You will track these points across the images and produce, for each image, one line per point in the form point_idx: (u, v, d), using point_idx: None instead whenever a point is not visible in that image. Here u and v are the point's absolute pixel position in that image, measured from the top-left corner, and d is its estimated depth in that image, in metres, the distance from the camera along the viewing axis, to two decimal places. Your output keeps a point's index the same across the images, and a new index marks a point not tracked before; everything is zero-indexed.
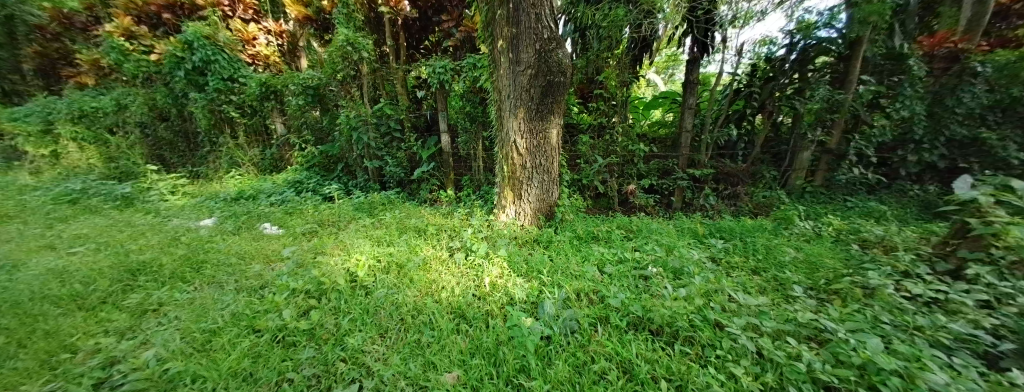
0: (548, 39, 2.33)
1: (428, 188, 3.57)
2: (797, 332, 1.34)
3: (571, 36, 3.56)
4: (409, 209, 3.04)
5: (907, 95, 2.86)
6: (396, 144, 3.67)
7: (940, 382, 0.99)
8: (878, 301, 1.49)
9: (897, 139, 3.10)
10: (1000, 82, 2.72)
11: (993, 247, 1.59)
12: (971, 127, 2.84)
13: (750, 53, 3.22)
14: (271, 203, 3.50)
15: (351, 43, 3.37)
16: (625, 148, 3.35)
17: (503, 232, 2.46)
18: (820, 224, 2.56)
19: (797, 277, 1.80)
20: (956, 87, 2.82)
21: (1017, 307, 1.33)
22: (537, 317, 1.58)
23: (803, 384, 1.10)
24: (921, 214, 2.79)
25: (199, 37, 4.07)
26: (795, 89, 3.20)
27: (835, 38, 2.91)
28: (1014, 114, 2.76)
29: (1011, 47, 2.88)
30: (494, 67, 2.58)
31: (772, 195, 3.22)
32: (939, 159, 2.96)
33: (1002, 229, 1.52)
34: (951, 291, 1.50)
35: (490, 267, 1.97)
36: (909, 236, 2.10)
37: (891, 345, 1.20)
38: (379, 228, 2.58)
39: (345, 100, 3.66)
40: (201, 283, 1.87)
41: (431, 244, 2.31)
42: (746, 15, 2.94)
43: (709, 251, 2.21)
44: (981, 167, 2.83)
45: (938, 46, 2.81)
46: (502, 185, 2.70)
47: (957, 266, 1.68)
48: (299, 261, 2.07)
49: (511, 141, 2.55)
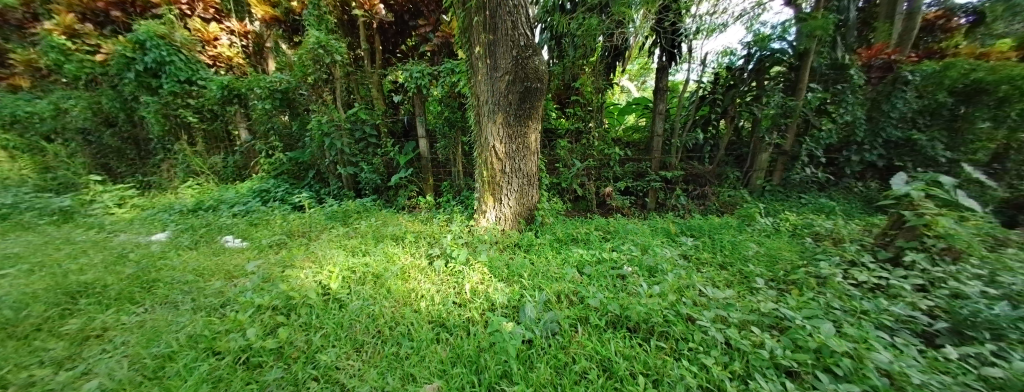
0: (524, 46, 2.34)
1: (406, 194, 3.48)
2: (761, 321, 1.44)
3: (547, 44, 3.62)
4: (385, 217, 2.94)
5: (849, 101, 3.19)
6: (372, 150, 3.54)
7: (885, 361, 1.11)
8: (830, 289, 1.64)
9: (843, 141, 3.44)
10: (928, 89, 3.11)
11: (925, 236, 1.82)
12: (904, 129, 3.24)
13: (713, 63, 3.44)
14: (234, 214, 3.25)
15: (323, 46, 3.19)
16: (601, 152, 3.47)
17: (484, 237, 2.45)
18: (779, 220, 2.77)
19: (759, 270, 1.93)
20: (890, 94, 3.19)
21: (945, 290, 1.51)
22: (518, 321, 1.58)
23: (767, 369, 1.19)
24: (865, 209, 3.11)
25: (152, 36, 3.75)
26: (754, 96, 3.43)
27: (787, 50, 3.16)
28: (938, 118, 3.16)
29: (933, 57, 3.31)
30: (472, 73, 2.58)
31: (737, 194, 3.42)
32: (878, 159, 3.33)
33: (934, 220, 1.74)
34: (891, 277, 1.68)
35: (471, 273, 1.95)
36: (853, 229, 2.34)
37: (842, 329, 1.32)
38: (352, 237, 2.47)
39: (317, 104, 3.50)
40: (153, 304, 1.69)
41: (409, 252, 2.25)
42: (709, 27, 3.15)
43: (680, 248, 2.32)
44: (913, 166, 3.21)
45: (874, 57, 3.25)
46: (481, 190, 2.71)
47: (896, 254, 1.89)
48: (266, 274, 1.93)
49: (490, 145, 2.56)
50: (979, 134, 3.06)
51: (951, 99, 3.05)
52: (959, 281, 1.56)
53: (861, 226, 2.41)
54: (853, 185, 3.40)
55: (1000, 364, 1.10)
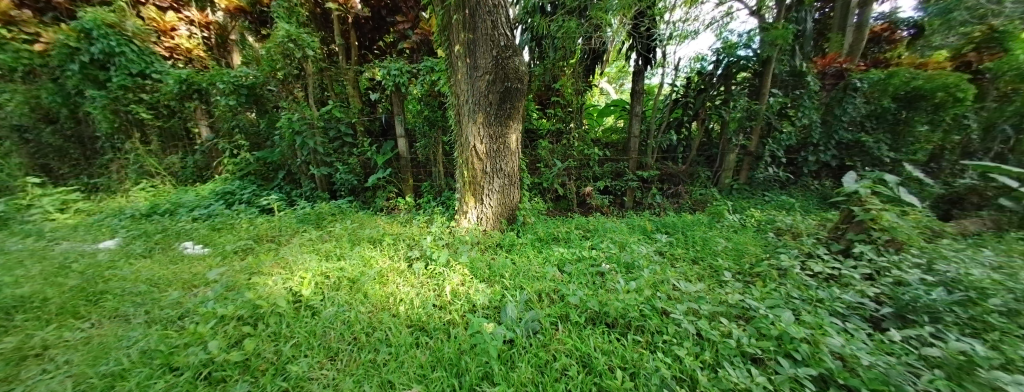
0: (504, 47, 2.34)
1: (384, 195, 3.38)
2: (728, 312, 1.53)
3: (527, 45, 3.59)
4: (362, 219, 2.83)
5: (806, 106, 3.46)
6: (347, 149, 3.41)
7: (837, 345, 1.22)
8: (789, 280, 1.78)
9: (801, 142, 3.73)
10: (875, 95, 3.45)
11: (871, 229, 2.03)
12: (854, 132, 3.61)
13: (687, 68, 3.57)
14: (193, 218, 3.00)
15: (293, 39, 3.03)
16: (581, 152, 3.55)
17: (465, 238, 2.42)
18: (745, 216, 2.95)
19: (727, 264, 2.05)
20: (842, 99, 3.51)
21: (887, 279, 1.68)
22: (499, 322, 1.58)
23: (734, 357, 1.27)
24: (821, 205, 3.39)
25: (99, 25, 3.41)
26: (721, 100, 3.66)
27: (751, 57, 3.38)
28: (884, 122, 3.56)
29: (879, 67, 3.67)
30: (451, 72, 2.55)
31: (707, 193, 3.61)
32: (832, 158, 3.68)
33: (879, 214, 1.96)
34: (843, 268, 1.84)
35: (451, 274, 1.93)
36: (810, 224, 2.54)
37: (800, 316, 1.44)
38: (325, 242, 2.37)
39: (286, 101, 3.32)
40: (101, 318, 1.53)
41: (387, 255, 2.18)
42: (681, 33, 3.27)
43: (655, 245, 2.41)
44: (862, 165, 3.59)
45: (827, 65, 3.49)
46: (462, 191, 2.69)
47: (846, 246, 2.08)
48: (230, 281, 1.80)
49: (470, 145, 2.54)
50: (918, 136, 3.47)
51: (893, 105, 3.44)
52: (899, 269, 1.75)
53: (817, 221, 2.62)
54: (810, 183, 3.70)
55: (934, 342, 1.25)
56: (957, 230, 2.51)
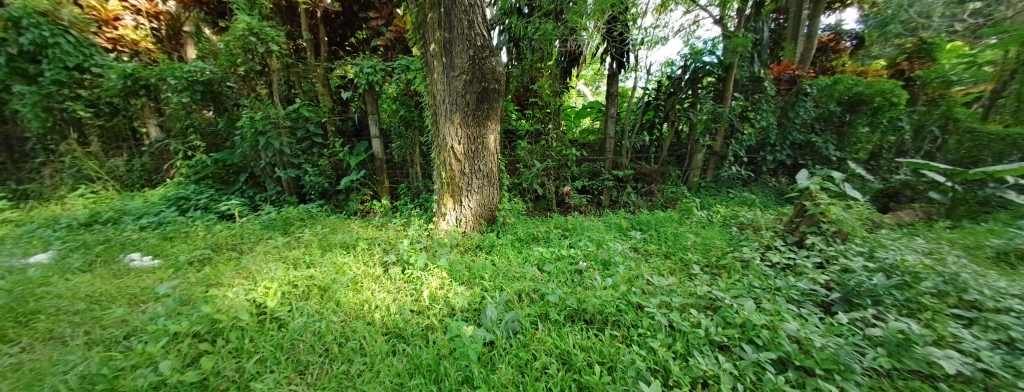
0: (481, 47, 2.33)
1: (358, 198, 3.25)
2: (698, 303, 1.62)
3: (505, 46, 3.62)
4: (333, 224, 2.70)
5: (764, 109, 3.74)
6: (316, 150, 3.24)
7: (793, 329, 1.34)
8: (751, 270, 1.92)
9: (760, 143, 4.02)
10: (823, 100, 3.82)
11: (821, 222, 2.23)
12: (806, 133, 3.98)
13: (658, 72, 3.74)
14: (140, 227, 2.69)
15: (255, 33, 2.84)
16: (559, 153, 3.60)
17: (444, 240, 2.38)
18: (712, 212, 3.13)
19: (696, 257, 2.17)
20: (795, 103, 3.85)
21: (834, 268, 1.86)
22: (478, 324, 1.56)
23: (703, 345, 1.35)
24: (779, 200, 3.67)
25: (31, 13, 3.02)
26: (689, 103, 3.82)
27: (715, 64, 3.58)
28: (830, 124, 3.96)
29: (826, 74, 4.04)
30: (427, 71, 2.51)
31: (678, 191, 3.79)
32: (787, 158, 3.99)
33: (827, 208, 2.17)
34: (797, 257, 2.02)
35: (429, 279, 1.89)
36: (768, 218, 2.75)
37: (761, 304, 1.56)
38: (292, 249, 2.23)
39: (248, 99, 3.10)
40: (30, 342, 1.34)
41: (361, 261, 2.09)
42: (653, 39, 3.43)
43: (630, 242, 2.50)
44: (813, 164, 3.97)
45: (782, 72, 3.86)
46: (440, 192, 2.65)
47: (800, 238, 2.27)
48: (184, 295, 1.64)
49: (448, 146, 2.51)
50: (860, 137, 3.93)
51: (838, 109, 3.85)
52: (844, 258, 1.94)
53: (774, 215, 2.84)
54: (768, 180, 4.00)
55: (877, 323, 1.43)
56: (892, 221, 2.84)
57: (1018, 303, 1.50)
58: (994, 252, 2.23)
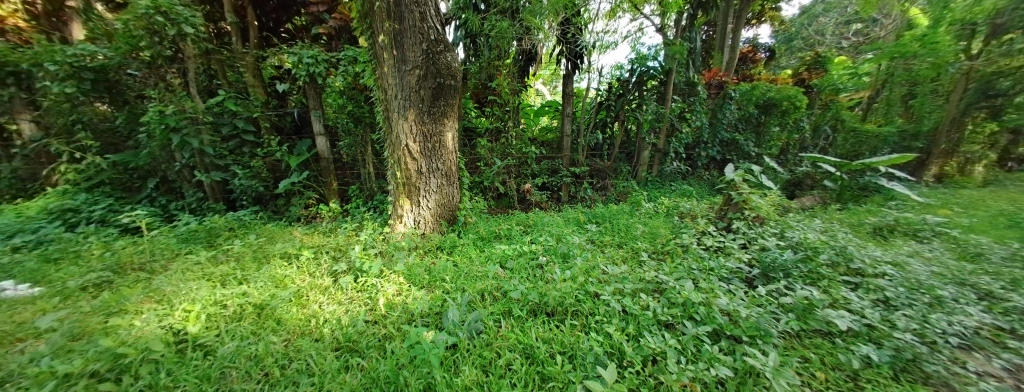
0: (434, 41, 2.25)
1: (301, 202, 2.97)
2: (647, 287, 1.76)
3: (461, 42, 3.55)
4: (270, 233, 2.41)
5: (698, 110, 4.17)
6: (248, 149, 2.89)
7: (723, 303, 1.54)
8: (690, 254, 2.16)
9: (695, 141, 4.48)
10: (743, 103, 4.43)
11: (744, 210, 2.59)
12: (731, 132, 4.55)
13: (608, 74, 3.93)
14: (9, 248, 2.10)
15: (162, 11, 2.40)
16: (518, 151, 3.63)
17: (401, 243, 2.27)
18: (657, 204, 3.40)
19: (644, 245, 2.35)
20: (721, 106, 4.38)
21: (751, 249, 2.17)
22: (440, 327, 1.51)
23: (652, 325, 1.47)
24: (711, 191, 4.14)
25: None
26: (636, 104, 4.08)
27: (657, 69, 3.88)
28: (750, 124, 4.61)
29: (745, 81, 4.70)
30: (376, 64, 2.36)
31: (629, 185, 4.06)
32: (717, 153, 4.53)
33: (747, 197, 2.54)
34: (724, 240, 2.31)
35: (386, 285, 1.79)
36: (702, 206, 3.09)
37: (698, 284, 1.76)
38: (217, 265, 1.92)
39: (155, 89, 2.63)
40: None
41: (306, 272, 1.91)
42: (602, 44, 3.58)
43: (587, 235, 2.62)
44: (738, 159, 4.57)
45: (712, 78, 4.32)
46: (396, 193, 2.52)
47: (728, 223, 2.60)
48: (75, 328, 1.32)
49: (402, 144, 2.39)
50: (773, 136, 4.66)
51: (755, 111, 4.48)
52: (759, 239, 2.28)
53: (708, 204, 3.20)
54: (702, 174, 4.48)
55: (789, 292, 1.71)
56: (798, 206, 3.38)
57: (889, 269, 1.94)
58: (872, 228, 2.81)
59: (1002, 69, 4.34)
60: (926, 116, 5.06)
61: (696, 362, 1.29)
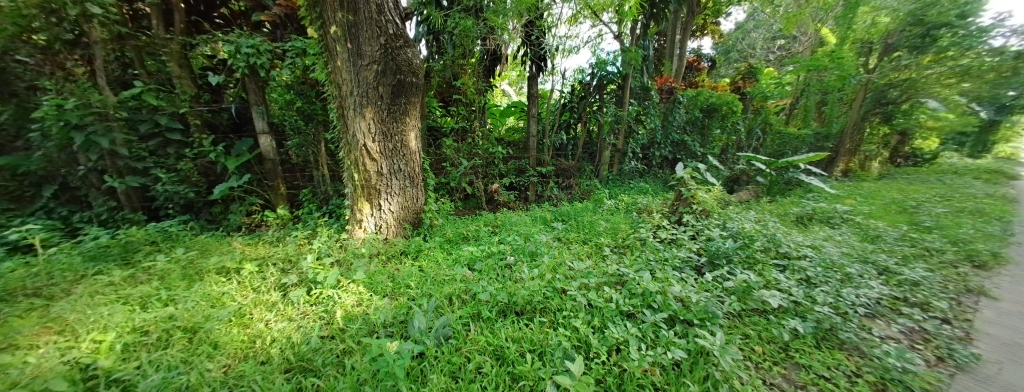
0: (394, 36, 2.15)
1: (243, 209, 2.69)
2: (610, 280, 1.84)
3: (423, 38, 3.52)
4: (203, 245, 2.13)
5: (651, 113, 4.45)
6: (173, 150, 2.53)
7: (677, 291, 1.67)
8: (648, 246, 2.30)
9: (650, 141, 4.76)
10: (690, 106, 4.81)
11: (692, 205, 2.82)
12: (681, 134, 4.92)
13: (570, 78, 3.97)
14: None
15: None
16: (485, 151, 3.60)
17: (362, 250, 2.14)
18: (618, 201, 3.57)
19: (607, 240, 2.45)
20: (671, 109, 4.72)
21: (700, 239, 2.37)
22: (406, 336, 1.43)
23: (615, 316, 1.54)
24: (664, 188, 4.45)
25: None
26: (597, 106, 4.23)
27: (615, 73, 4.04)
28: (696, 126, 5.03)
29: (691, 87, 5.11)
30: (328, 57, 2.19)
31: (591, 184, 4.22)
32: (668, 153, 4.87)
33: (694, 193, 2.78)
34: (677, 232, 2.50)
35: (345, 296, 1.68)
36: (657, 202, 3.30)
37: (656, 274, 1.88)
38: (135, 286, 1.64)
39: (48, 77, 2.18)
40: None
41: (248, 288, 1.72)
42: (565, 48, 3.61)
43: (554, 233, 2.67)
44: (686, 158, 4.96)
45: (663, 83, 4.68)
46: (354, 197, 2.37)
47: (680, 217, 2.81)
48: None
49: (360, 144, 2.25)
50: (715, 137, 5.11)
51: (699, 114, 4.90)
52: (706, 230, 2.50)
53: (662, 200, 3.43)
54: (656, 172, 4.80)
55: (731, 276, 1.90)
56: (737, 200, 3.77)
57: (809, 251, 2.24)
58: (796, 217, 3.22)
59: (890, 81, 5.55)
60: (835, 120, 6.22)
61: (655, 348, 1.37)
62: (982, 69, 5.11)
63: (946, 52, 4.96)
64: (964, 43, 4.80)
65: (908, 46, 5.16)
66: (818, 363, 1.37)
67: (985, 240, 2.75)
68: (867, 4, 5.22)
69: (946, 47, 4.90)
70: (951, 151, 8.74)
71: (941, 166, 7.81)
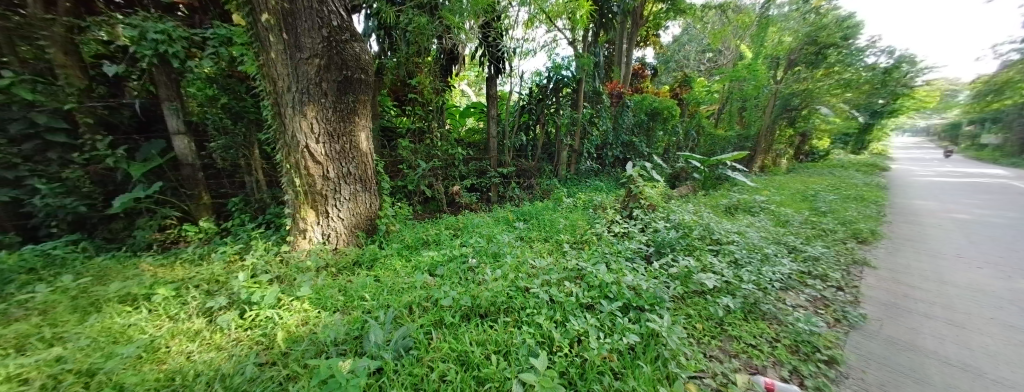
0: (338, 28, 2.00)
1: (155, 223, 2.30)
2: (570, 275, 1.89)
3: (374, 33, 3.32)
4: (100, 269, 1.78)
5: (603, 115, 4.69)
6: (57, 155, 2.06)
7: (630, 280, 1.77)
8: (604, 240, 2.42)
9: (603, 142, 5.00)
10: (637, 110, 5.17)
11: (641, 200, 3.01)
12: (630, 134, 5.25)
13: (529, 80, 4.00)
14: None
15: None
16: (445, 152, 3.49)
17: (306, 263, 1.95)
18: (576, 199, 3.69)
19: (567, 237, 2.53)
20: (620, 112, 5.01)
21: (649, 232, 2.55)
22: (361, 352, 1.32)
23: (576, 310, 1.58)
24: (616, 186, 4.71)
25: None
26: (555, 109, 4.33)
27: (569, 77, 4.18)
28: (643, 128, 5.40)
29: (638, 92, 5.49)
30: (259, 48, 1.96)
31: (551, 183, 4.31)
32: (619, 153, 5.16)
33: (643, 190, 2.98)
34: (629, 226, 2.68)
35: (287, 316, 1.52)
36: (611, 199, 3.48)
37: (611, 266, 1.98)
38: (2, 325, 1.31)
39: None
40: None
41: (164, 317, 1.48)
42: (523, 50, 3.63)
43: (516, 232, 2.68)
44: (634, 157, 5.31)
45: (613, 89, 4.92)
46: (295, 204, 2.15)
47: (630, 213, 3.01)
48: None
49: (301, 145, 2.05)
50: (658, 138, 5.53)
51: (644, 117, 5.28)
52: (653, 223, 2.71)
53: (616, 196, 3.62)
54: (608, 171, 5.07)
55: (675, 263, 2.08)
56: (680, 195, 4.13)
57: (736, 236, 2.54)
58: (727, 207, 3.62)
59: (793, 91, 6.51)
60: (753, 123, 7.19)
61: (612, 335, 1.44)
62: (858, 82, 6.35)
63: (833, 67, 6.11)
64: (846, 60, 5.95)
65: (805, 62, 6.20)
66: (747, 333, 1.55)
67: (865, 221, 3.36)
68: (775, 25, 6.09)
69: (833, 63, 6.08)
70: (838, 149, 10.56)
71: (832, 161, 9.35)
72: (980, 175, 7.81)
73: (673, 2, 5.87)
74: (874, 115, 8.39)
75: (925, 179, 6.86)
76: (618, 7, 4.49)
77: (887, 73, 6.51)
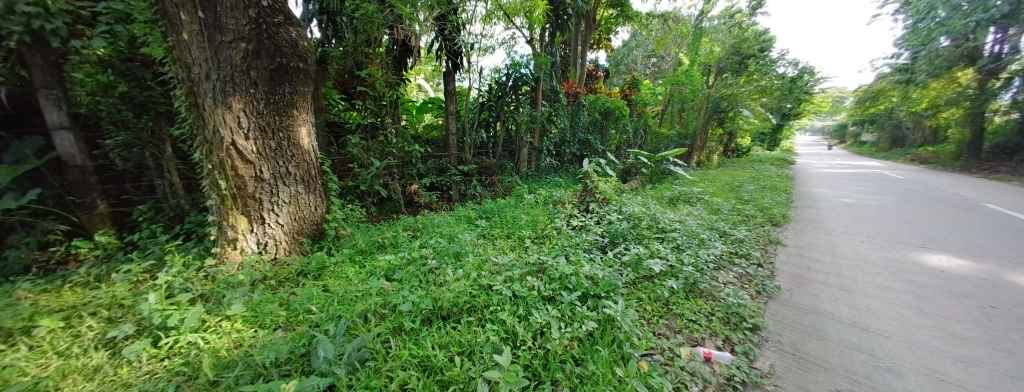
0: (268, 10, 1.80)
1: (35, 238, 1.90)
2: (531, 270, 1.91)
3: (315, 17, 3.05)
4: None
5: (560, 113, 4.79)
6: None
7: (588, 271, 1.83)
8: (564, 234, 2.48)
9: (563, 140, 5.11)
10: (592, 108, 5.37)
11: (597, 195, 3.13)
12: (586, 132, 5.44)
13: (487, 77, 3.95)
14: None
15: None
16: (400, 149, 3.28)
17: (238, 276, 1.74)
18: (536, 195, 3.73)
19: (529, 232, 2.54)
20: (576, 110, 5.16)
21: (605, 224, 2.67)
22: (308, 370, 1.21)
23: (538, 304, 1.60)
24: (573, 182, 4.86)
25: None
26: (514, 106, 4.28)
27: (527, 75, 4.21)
28: (597, 126, 5.63)
29: (592, 92, 5.71)
30: (168, 28, 1.70)
31: (512, 181, 4.32)
32: (576, 150, 5.32)
33: (598, 185, 3.11)
34: (586, 219, 2.78)
35: (218, 340, 1.34)
36: (569, 195, 3.56)
37: (571, 258, 2.04)
38: None
39: None
40: None
41: (51, 354, 1.22)
42: (480, 47, 3.58)
43: (477, 230, 2.64)
44: (590, 154, 5.52)
45: (569, 88, 5.10)
46: (220, 209, 1.89)
47: (587, 207, 3.13)
48: None
49: (226, 141, 1.81)
50: (611, 135, 5.81)
51: (598, 116, 5.50)
52: (608, 216, 2.83)
53: (575, 192, 3.72)
54: (565, 168, 5.22)
55: (627, 252, 2.20)
56: (632, 189, 4.37)
57: (678, 224, 2.76)
58: (671, 199, 3.92)
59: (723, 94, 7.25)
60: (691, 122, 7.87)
61: (573, 323, 1.47)
62: (774, 87, 7.25)
63: (755, 74, 6.91)
64: (764, 69, 6.77)
65: (732, 69, 6.92)
66: (688, 310, 1.69)
67: (781, 207, 3.85)
68: (707, 36, 6.73)
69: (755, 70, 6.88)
70: (758, 145, 12.00)
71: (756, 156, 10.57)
72: (865, 166, 9.35)
73: (622, 9, 6.18)
74: (786, 116, 9.65)
75: (824, 171, 8.03)
76: (572, 10, 4.62)
77: (797, 81, 7.52)
